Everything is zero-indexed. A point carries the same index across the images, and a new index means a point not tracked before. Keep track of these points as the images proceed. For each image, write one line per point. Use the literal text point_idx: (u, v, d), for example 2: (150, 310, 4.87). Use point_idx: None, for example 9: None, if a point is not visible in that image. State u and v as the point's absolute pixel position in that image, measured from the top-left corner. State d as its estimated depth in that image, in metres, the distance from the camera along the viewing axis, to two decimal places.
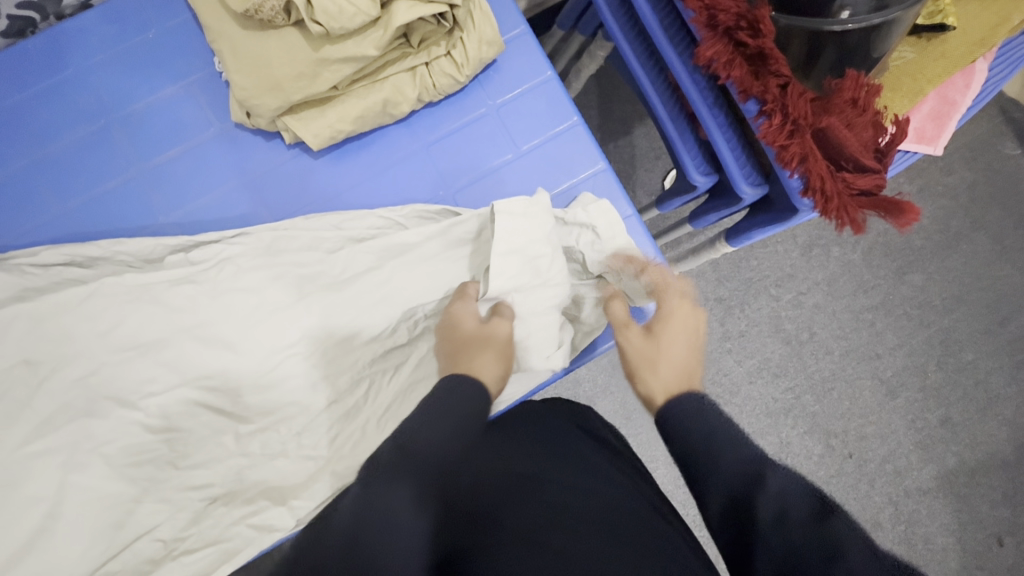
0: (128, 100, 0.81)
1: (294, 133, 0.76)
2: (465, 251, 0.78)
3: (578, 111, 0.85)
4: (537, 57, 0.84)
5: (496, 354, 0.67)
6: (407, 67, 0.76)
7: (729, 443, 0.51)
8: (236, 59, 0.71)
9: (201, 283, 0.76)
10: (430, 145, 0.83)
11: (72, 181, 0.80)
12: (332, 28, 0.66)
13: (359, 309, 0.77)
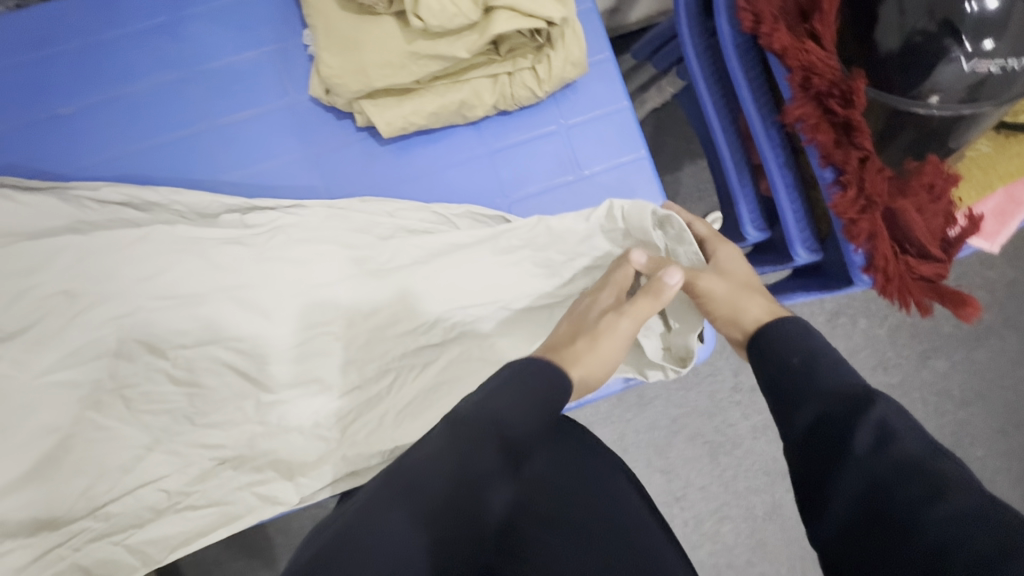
0: (211, 54, 0.82)
1: (368, 117, 0.76)
2: (513, 262, 0.78)
3: (647, 145, 0.85)
4: (616, 85, 0.85)
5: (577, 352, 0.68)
6: (490, 74, 0.76)
7: (902, 429, 0.46)
8: (328, 37, 0.71)
9: (248, 246, 0.76)
10: (495, 152, 0.83)
11: (143, 123, 0.81)
12: (430, 25, 0.66)
13: (396, 300, 0.77)
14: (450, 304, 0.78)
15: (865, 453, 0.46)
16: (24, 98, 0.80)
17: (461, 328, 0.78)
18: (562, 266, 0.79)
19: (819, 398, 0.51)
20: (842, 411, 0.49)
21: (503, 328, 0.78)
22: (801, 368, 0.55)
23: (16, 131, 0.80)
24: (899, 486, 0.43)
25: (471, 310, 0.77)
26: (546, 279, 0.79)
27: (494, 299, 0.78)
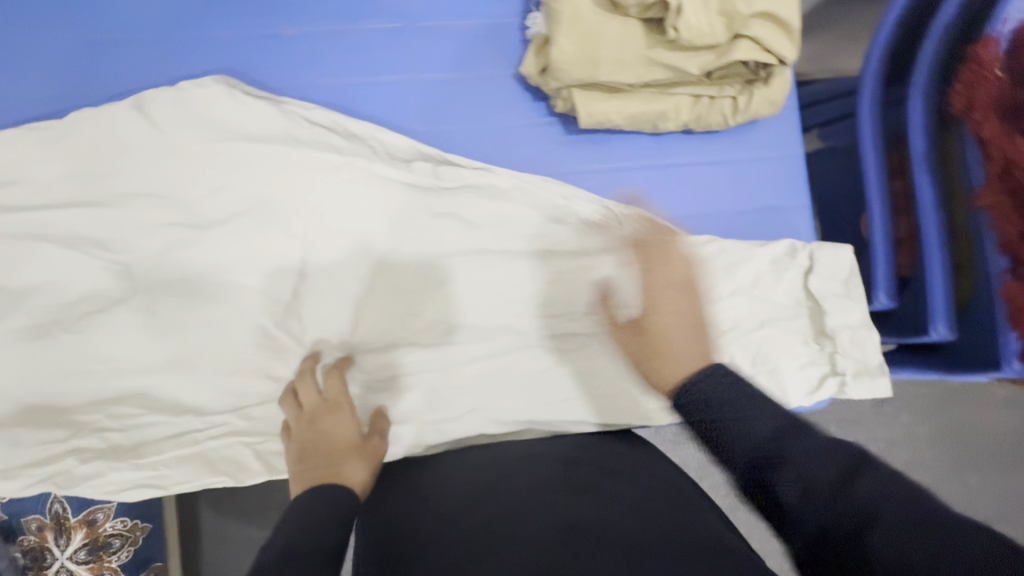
0: (433, 12, 0.85)
1: (573, 106, 0.80)
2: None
3: (808, 195, 0.89)
4: (793, 133, 0.89)
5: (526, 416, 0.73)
6: (694, 94, 0.80)
7: (799, 454, 0.46)
8: (570, 23, 0.73)
9: (375, 177, 0.79)
10: (666, 166, 0.89)
11: (355, 59, 0.84)
12: (685, 39, 0.68)
13: (550, 283, 0.82)
14: (597, 297, 0.82)
15: (747, 439, 0.49)
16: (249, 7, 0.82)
17: (602, 322, 0.82)
18: (722, 283, 0.80)
19: (735, 425, 0.50)
20: (738, 413, 0.51)
21: (642, 332, 0.82)
22: (732, 396, 0.53)
23: (233, 37, 0.83)
24: (841, 536, 0.41)
25: (620, 309, 0.82)
26: (700, 294, 0.80)
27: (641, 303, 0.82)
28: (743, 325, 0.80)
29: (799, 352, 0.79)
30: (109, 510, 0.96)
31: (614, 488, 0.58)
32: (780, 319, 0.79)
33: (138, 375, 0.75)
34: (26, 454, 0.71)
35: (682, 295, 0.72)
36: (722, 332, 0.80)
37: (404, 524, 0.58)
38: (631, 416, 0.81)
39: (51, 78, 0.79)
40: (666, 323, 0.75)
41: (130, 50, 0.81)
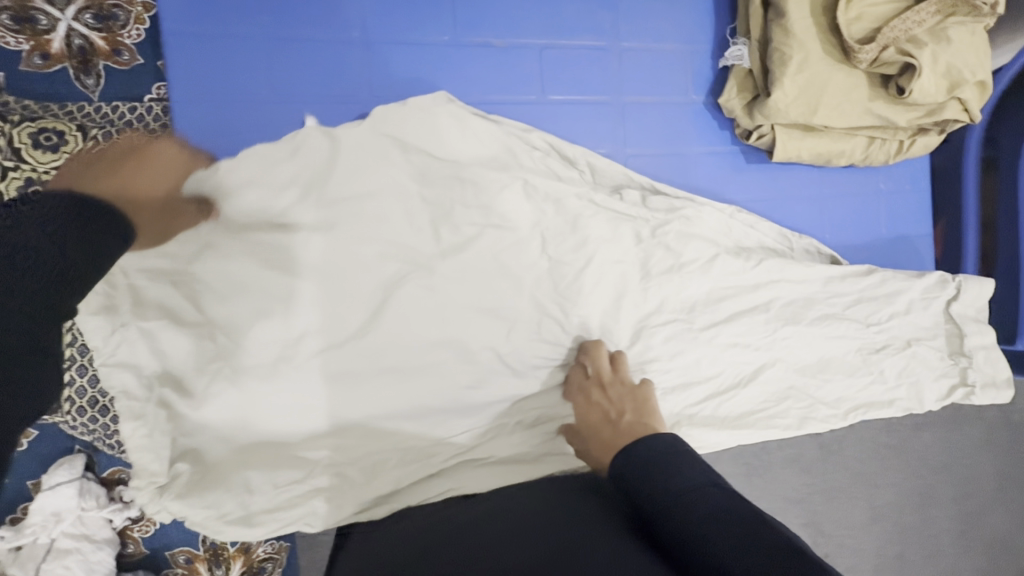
0: (634, 34, 0.85)
1: (772, 140, 0.84)
2: (838, 299, 0.89)
3: (926, 229, 1.02)
4: (919, 175, 1.00)
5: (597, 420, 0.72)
6: (870, 136, 0.86)
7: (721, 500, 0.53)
8: (799, 68, 0.77)
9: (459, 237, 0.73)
10: (823, 196, 0.95)
11: (557, 77, 0.82)
12: (912, 94, 0.75)
13: (741, 306, 0.85)
14: (788, 325, 0.86)
15: (702, 528, 0.50)
16: (461, 16, 0.78)
17: (786, 345, 0.86)
18: (881, 309, 0.90)
19: (679, 496, 0.54)
20: (745, 530, 0.49)
21: (821, 356, 0.88)
22: (667, 458, 0.58)
23: (441, 47, 0.78)
24: (682, 506, 0.53)
25: (801, 331, 0.86)
26: (863, 318, 0.89)
27: (824, 330, 0.87)
28: (894, 345, 0.90)
29: (936, 366, 0.91)
30: (259, 535, 0.91)
31: (678, 476, 0.56)
32: (924, 339, 0.91)
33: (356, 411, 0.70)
34: (265, 496, 0.66)
35: (599, 420, 0.72)
36: (878, 350, 0.89)
37: (385, 553, 0.62)
38: (800, 426, 0.86)
39: (245, 82, 0.71)
40: (591, 411, 0.73)
41: (330, 52, 0.73)
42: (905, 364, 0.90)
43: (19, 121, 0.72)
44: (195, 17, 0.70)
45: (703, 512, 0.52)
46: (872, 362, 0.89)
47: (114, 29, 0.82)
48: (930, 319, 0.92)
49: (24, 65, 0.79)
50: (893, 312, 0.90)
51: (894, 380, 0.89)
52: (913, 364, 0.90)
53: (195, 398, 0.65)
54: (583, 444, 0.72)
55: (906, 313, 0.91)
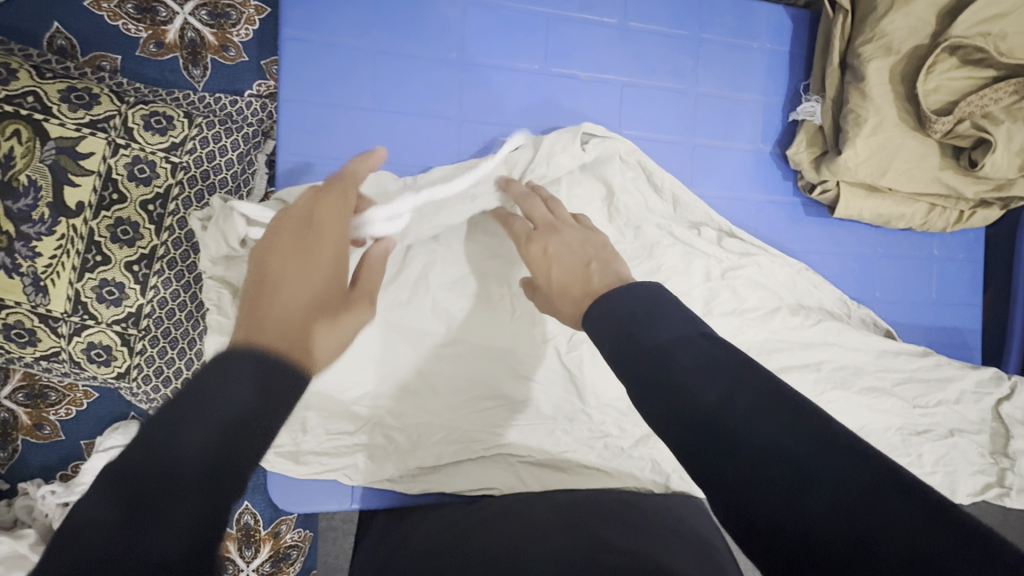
0: (712, 81, 0.88)
1: (836, 196, 0.86)
2: (889, 374, 0.86)
3: (978, 300, 1.00)
4: (976, 246, 1.00)
5: (564, 238, 0.67)
6: (933, 204, 0.88)
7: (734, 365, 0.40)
8: (873, 131, 0.79)
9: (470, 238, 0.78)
10: (877, 256, 0.96)
11: (634, 114, 0.86)
12: (984, 168, 0.77)
13: (792, 360, 0.84)
14: (838, 383, 0.84)
15: (682, 388, 0.39)
16: (552, 48, 0.83)
17: (830, 408, 0.83)
18: (931, 392, 0.86)
19: (673, 352, 0.42)
20: (750, 381, 0.39)
21: (875, 422, 0.84)
22: (646, 311, 0.46)
23: (529, 74, 0.82)
24: (670, 362, 0.41)
25: (848, 397, 0.84)
26: (910, 398, 0.86)
27: (875, 393, 0.85)
28: (936, 431, 0.85)
29: (975, 461, 0.85)
30: (292, 521, 0.94)
31: (653, 333, 0.44)
32: (967, 432, 0.86)
33: (419, 397, 0.77)
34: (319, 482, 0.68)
35: (570, 275, 0.62)
36: (919, 433, 0.85)
37: (425, 525, 0.72)
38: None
39: (347, 90, 0.77)
40: (541, 243, 0.67)
41: (427, 70, 0.79)
42: (948, 452, 0.84)
43: (133, 102, 0.78)
44: (311, 27, 0.75)
45: (691, 367, 0.40)
46: (912, 445, 0.84)
47: (224, 26, 0.87)
48: (981, 412, 0.86)
49: (139, 50, 0.85)
50: (939, 397, 0.86)
51: (939, 461, 0.84)
52: (959, 451, 0.84)
53: None
54: (545, 271, 0.65)
55: (955, 397, 0.87)
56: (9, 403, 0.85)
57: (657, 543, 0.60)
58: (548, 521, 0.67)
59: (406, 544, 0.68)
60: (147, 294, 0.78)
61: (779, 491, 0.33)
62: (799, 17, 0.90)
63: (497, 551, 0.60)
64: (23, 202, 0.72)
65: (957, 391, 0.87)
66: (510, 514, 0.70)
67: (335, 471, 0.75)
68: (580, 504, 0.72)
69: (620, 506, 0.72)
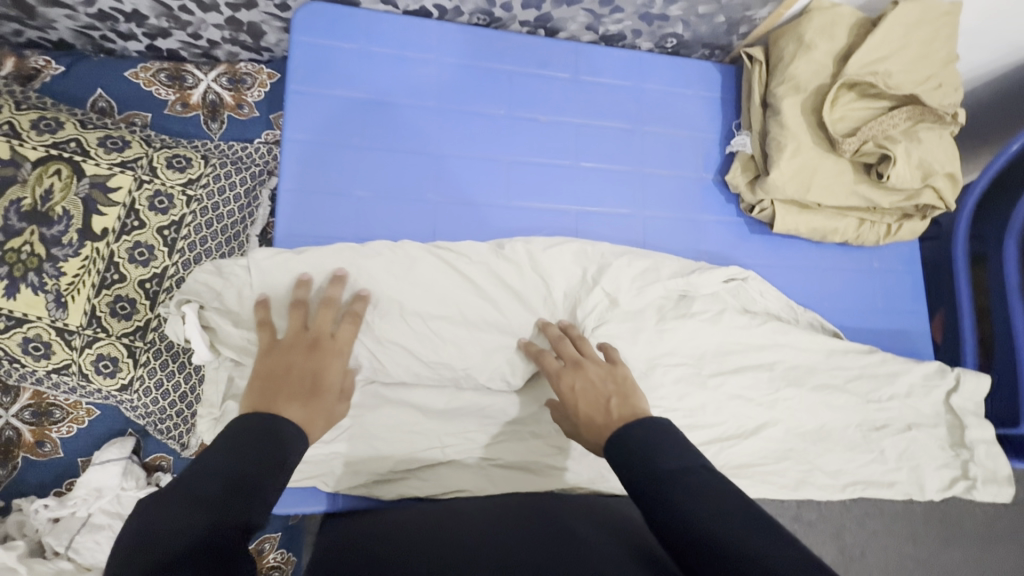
0: (656, 121, 1.03)
1: (772, 214, 0.97)
2: (841, 372, 0.96)
3: (922, 308, 1.08)
4: (911, 259, 1.09)
5: (587, 390, 0.74)
6: (860, 218, 0.98)
7: (697, 482, 0.58)
8: (792, 156, 0.91)
9: (452, 273, 0.85)
10: (820, 269, 1.05)
11: (590, 150, 0.99)
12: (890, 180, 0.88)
13: (746, 361, 0.94)
14: (785, 384, 0.94)
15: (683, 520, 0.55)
16: (517, 98, 0.98)
17: (788, 404, 0.93)
18: (883, 388, 0.96)
19: (671, 479, 0.58)
20: (714, 496, 0.56)
21: (823, 418, 0.94)
22: (643, 446, 0.62)
23: (497, 118, 0.97)
24: (667, 487, 0.58)
25: (803, 394, 0.93)
26: (863, 393, 0.95)
27: (820, 393, 0.94)
28: (895, 425, 0.95)
29: (938, 455, 0.95)
30: (276, 539, 0.95)
31: (660, 465, 0.60)
32: (925, 425, 0.95)
33: (400, 394, 0.83)
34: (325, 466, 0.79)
35: (593, 412, 0.71)
36: (878, 429, 0.94)
37: (398, 524, 0.73)
38: (797, 488, 0.91)
39: (342, 133, 0.91)
40: (568, 379, 0.76)
41: (410, 117, 0.94)
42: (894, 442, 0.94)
43: (159, 147, 0.91)
44: (313, 83, 0.91)
45: (682, 496, 0.56)
46: (873, 441, 0.94)
47: (240, 89, 1.04)
48: (934, 406, 0.96)
49: (168, 110, 1.00)
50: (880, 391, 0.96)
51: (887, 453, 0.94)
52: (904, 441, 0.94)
53: None
54: (572, 407, 0.73)
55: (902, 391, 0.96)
56: (17, 421, 0.91)
57: (624, 551, 0.63)
58: (524, 526, 0.70)
59: (387, 534, 0.70)
60: (156, 310, 0.87)
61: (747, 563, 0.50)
62: (726, 70, 1.07)
63: (472, 553, 0.63)
64: (57, 228, 0.83)
65: (902, 388, 0.96)
66: (482, 515, 0.73)
67: (313, 478, 0.79)
68: (556, 507, 0.75)
69: (597, 512, 0.74)
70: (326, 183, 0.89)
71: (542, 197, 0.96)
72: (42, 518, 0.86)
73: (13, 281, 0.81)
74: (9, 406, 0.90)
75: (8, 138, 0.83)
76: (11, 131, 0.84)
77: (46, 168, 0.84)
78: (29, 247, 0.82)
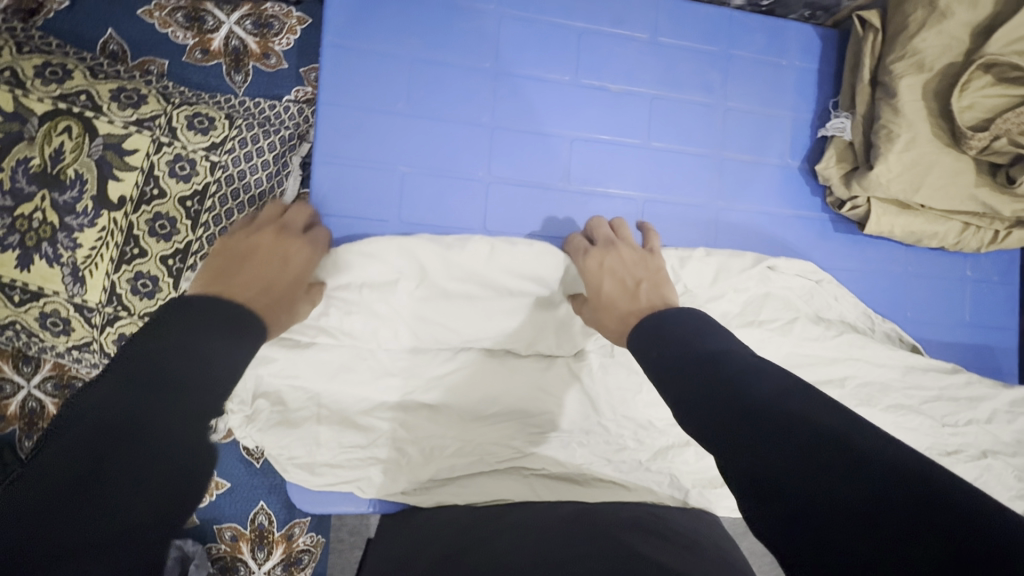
0: (741, 96, 0.89)
1: (866, 213, 0.85)
2: (917, 392, 0.87)
3: (1012, 324, 0.97)
4: (1008, 269, 0.97)
5: (616, 269, 0.73)
6: (967, 223, 0.86)
7: (756, 368, 0.46)
8: (903, 150, 0.78)
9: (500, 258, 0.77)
10: (907, 275, 0.94)
11: (662, 125, 0.87)
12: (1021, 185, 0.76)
13: (813, 375, 0.84)
14: (857, 401, 0.84)
15: (772, 406, 0.41)
16: (584, 60, 0.85)
17: None
18: (961, 411, 0.87)
19: (720, 360, 0.48)
20: (789, 386, 0.44)
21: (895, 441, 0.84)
22: (688, 334, 0.54)
23: (560, 82, 0.84)
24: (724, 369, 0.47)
25: (873, 414, 0.84)
26: (938, 416, 0.86)
27: (893, 412, 0.85)
28: (967, 452, 0.86)
29: (1012, 486, 0.85)
30: (305, 524, 0.92)
31: (702, 347, 0.51)
32: (1002, 453, 0.86)
33: (439, 396, 0.77)
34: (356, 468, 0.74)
35: (618, 291, 0.70)
36: (949, 454, 0.85)
37: (426, 550, 0.64)
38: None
39: (385, 94, 0.79)
40: (600, 280, 0.73)
41: (462, 79, 0.81)
42: (969, 471, 0.85)
43: (178, 103, 0.80)
44: (353, 35, 0.78)
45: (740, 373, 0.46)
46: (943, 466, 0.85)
47: (267, 36, 0.91)
48: (1017, 434, 0.87)
49: (186, 57, 0.89)
50: (955, 414, 0.87)
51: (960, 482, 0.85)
52: (980, 469, 0.85)
53: (292, 388, 0.73)
54: (595, 283, 0.72)
55: (981, 416, 0.87)
56: (38, 393, 0.87)
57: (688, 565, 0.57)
58: (570, 531, 0.64)
59: (422, 544, 0.65)
60: (179, 289, 0.79)
61: (870, 468, 0.36)
62: (828, 36, 0.91)
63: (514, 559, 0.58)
64: (69, 195, 0.75)
65: (982, 413, 0.87)
66: (521, 523, 0.67)
67: (349, 482, 0.74)
68: (606, 516, 0.69)
69: (657, 525, 0.67)
70: (367, 153, 0.79)
71: (606, 177, 0.85)
72: None
73: (26, 251, 0.75)
74: (31, 377, 0.86)
75: (10, 87, 0.74)
76: (13, 79, 0.74)
77: (55, 124, 0.75)
78: (41, 215, 0.74)
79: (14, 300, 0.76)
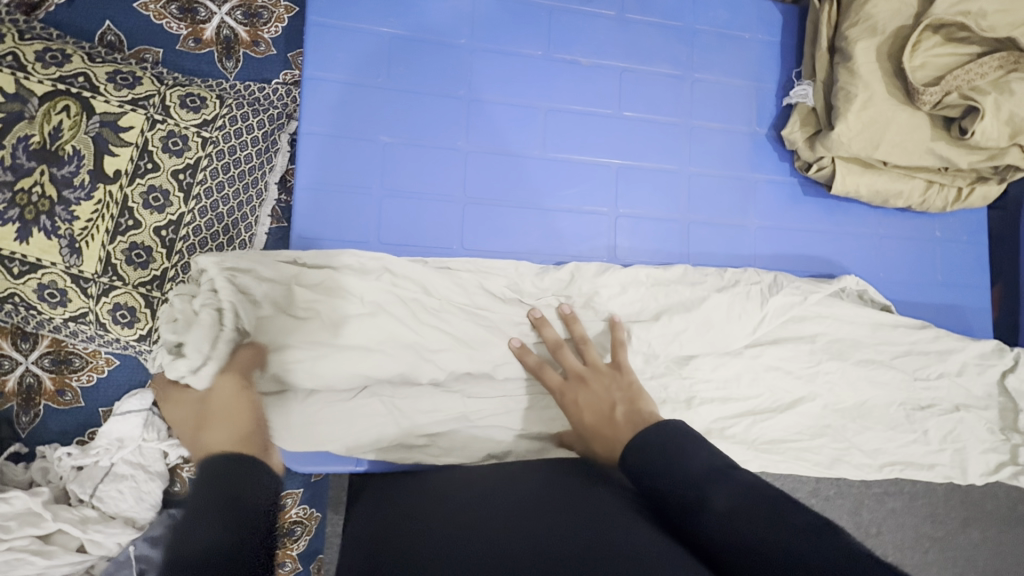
0: (707, 68, 0.93)
1: (832, 173, 0.88)
2: (888, 347, 0.89)
3: (983, 284, 1.00)
4: (975, 230, 1.00)
5: (596, 391, 0.70)
6: (929, 180, 0.90)
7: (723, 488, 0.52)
8: (860, 110, 0.82)
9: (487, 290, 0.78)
10: (877, 236, 0.97)
11: (634, 98, 0.91)
12: (973, 136, 0.80)
13: (785, 332, 0.86)
14: (831, 357, 0.86)
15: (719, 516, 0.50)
16: (558, 36, 0.89)
17: (828, 378, 0.86)
18: (932, 365, 0.89)
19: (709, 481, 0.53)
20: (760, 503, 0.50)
21: (868, 395, 0.87)
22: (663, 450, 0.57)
23: (534, 59, 0.88)
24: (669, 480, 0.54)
25: (845, 368, 0.86)
26: (910, 370, 0.88)
27: (865, 367, 0.87)
28: (941, 406, 0.88)
29: (984, 438, 0.88)
30: (296, 496, 0.94)
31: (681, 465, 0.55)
32: (973, 407, 0.89)
33: None
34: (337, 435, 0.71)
35: (599, 421, 0.68)
36: (923, 409, 0.88)
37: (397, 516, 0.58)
38: (832, 466, 0.83)
39: (368, 70, 0.83)
40: (572, 394, 0.71)
41: (439, 56, 0.86)
42: (940, 424, 0.87)
43: (172, 84, 0.85)
44: (336, 15, 0.83)
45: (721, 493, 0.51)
46: (916, 420, 0.87)
47: (257, 25, 0.96)
48: (987, 386, 0.90)
49: (180, 45, 0.93)
50: (926, 369, 0.89)
51: (933, 436, 0.87)
52: (950, 420, 0.87)
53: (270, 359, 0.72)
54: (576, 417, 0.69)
55: (951, 370, 0.90)
56: (36, 368, 0.89)
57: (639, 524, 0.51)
58: (511, 503, 0.57)
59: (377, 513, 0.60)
60: (173, 258, 0.83)
61: (762, 520, 0.48)
62: (789, 11, 0.96)
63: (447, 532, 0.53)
64: (67, 169, 0.79)
65: (952, 367, 0.90)
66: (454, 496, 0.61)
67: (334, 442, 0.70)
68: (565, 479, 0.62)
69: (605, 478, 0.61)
70: (348, 127, 0.82)
71: (580, 147, 0.89)
72: (64, 466, 0.86)
73: (25, 224, 0.78)
74: (28, 353, 0.89)
75: (12, 70, 0.78)
76: (15, 63, 0.78)
77: (54, 104, 0.79)
78: (39, 188, 0.78)
79: (13, 272, 0.79)
